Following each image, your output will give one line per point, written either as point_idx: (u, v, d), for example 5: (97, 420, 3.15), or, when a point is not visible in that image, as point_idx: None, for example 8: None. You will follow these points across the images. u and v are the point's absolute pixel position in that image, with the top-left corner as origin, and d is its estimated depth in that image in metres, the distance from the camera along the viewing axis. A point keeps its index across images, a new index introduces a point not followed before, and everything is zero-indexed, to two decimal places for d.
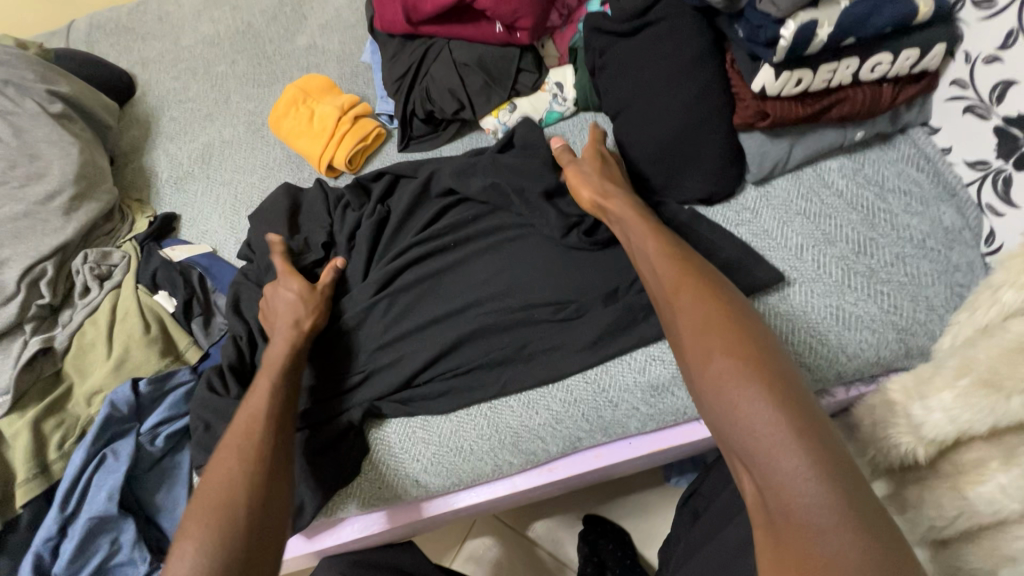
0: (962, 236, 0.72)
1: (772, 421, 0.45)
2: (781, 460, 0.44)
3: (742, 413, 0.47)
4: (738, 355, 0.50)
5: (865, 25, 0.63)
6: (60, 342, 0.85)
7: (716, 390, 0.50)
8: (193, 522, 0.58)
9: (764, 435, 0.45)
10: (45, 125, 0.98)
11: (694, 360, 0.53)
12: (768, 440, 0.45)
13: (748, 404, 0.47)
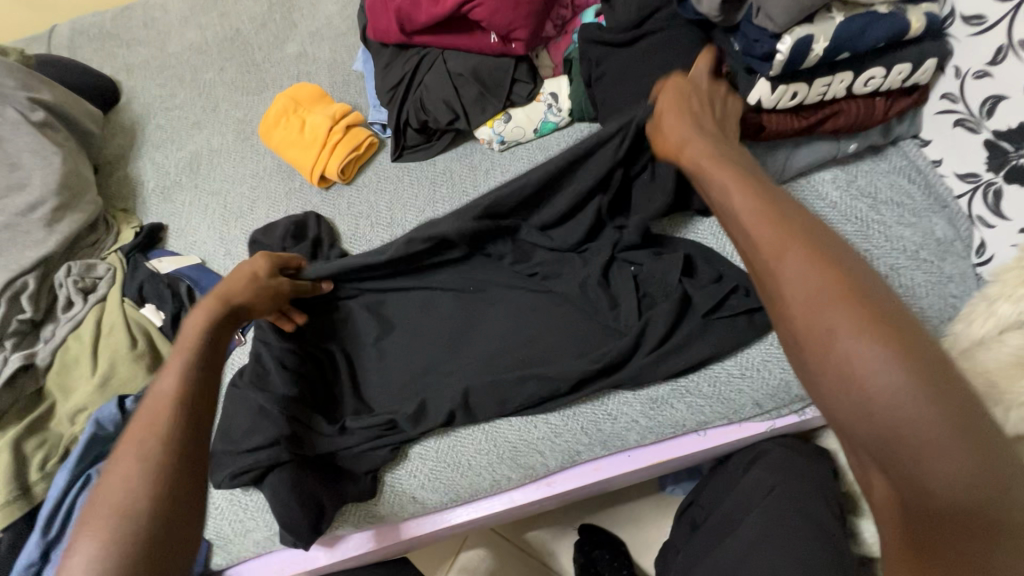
0: (954, 247, 0.73)
1: (952, 461, 0.33)
2: (954, 498, 0.33)
3: (854, 371, 0.37)
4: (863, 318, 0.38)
5: (860, 41, 0.64)
6: (42, 359, 0.82)
7: (849, 393, 0.37)
8: (92, 513, 0.46)
9: (935, 479, 0.34)
10: (26, 133, 0.95)
11: (834, 346, 0.38)
12: (949, 492, 0.33)
13: (895, 414, 0.35)
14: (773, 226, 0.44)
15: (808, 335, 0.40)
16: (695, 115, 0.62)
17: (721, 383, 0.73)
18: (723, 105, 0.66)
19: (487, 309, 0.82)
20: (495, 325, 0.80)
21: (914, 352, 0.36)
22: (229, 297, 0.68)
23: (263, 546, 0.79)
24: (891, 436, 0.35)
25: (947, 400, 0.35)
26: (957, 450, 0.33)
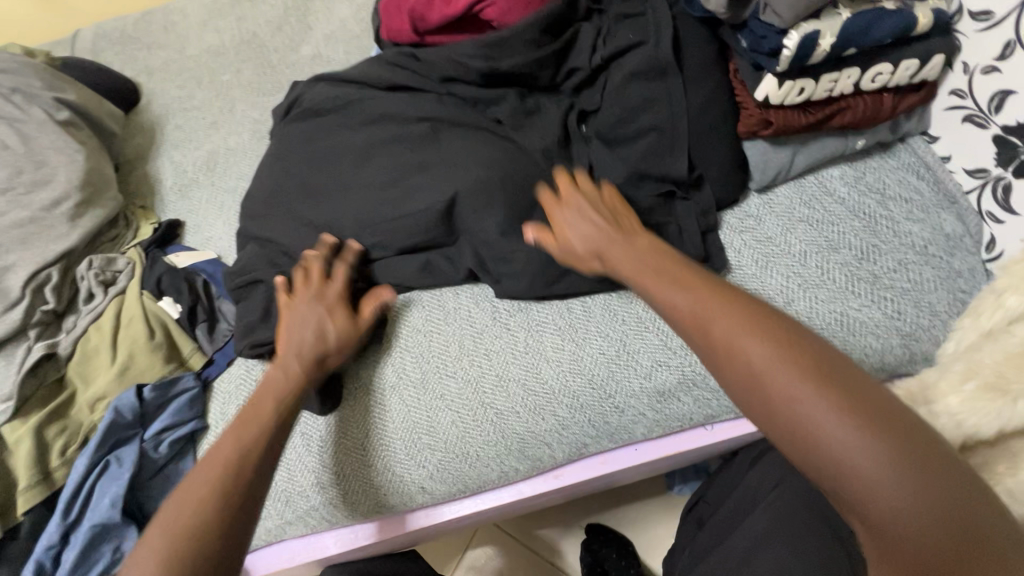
0: (963, 243, 0.73)
1: (848, 436, 0.40)
2: (867, 471, 0.39)
3: (806, 421, 0.42)
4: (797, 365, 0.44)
5: (867, 37, 0.64)
6: (63, 348, 0.84)
7: (774, 396, 0.44)
8: (158, 522, 0.51)
9: (844, 459, 0.40)
10: (51, 132, 0.98)
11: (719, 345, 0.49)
12: (862, 468, 0.40)
13: (800, 407, 0.43)
14: (662, 263, 0.61)
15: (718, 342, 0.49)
16: (593, 213, 0.68)
17: None
18: (614, 207, 0.70)
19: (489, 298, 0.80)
20: (500, 318, 0.80)
21: (843, 392, 0.43)
22: (327, 366, 0.72)
23: (274, 534, 0.81)
24: (801, 425, 0.43)
25: (839, 390, 0.42)
26: (850, 428, 0.41)
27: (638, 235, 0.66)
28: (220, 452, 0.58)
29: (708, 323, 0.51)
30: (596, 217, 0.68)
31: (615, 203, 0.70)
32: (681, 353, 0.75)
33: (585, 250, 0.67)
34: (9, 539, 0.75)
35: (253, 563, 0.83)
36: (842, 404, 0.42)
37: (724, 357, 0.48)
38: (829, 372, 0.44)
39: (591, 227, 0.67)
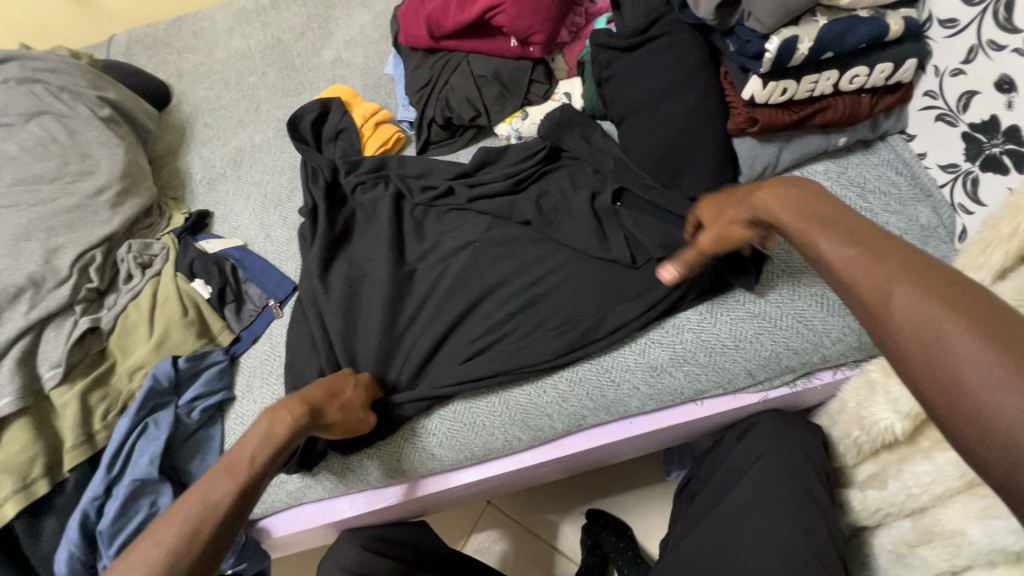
0: (937, 233, 0.79)
1: (968, 340, 0.36)
2: (983, 376, 0.35)
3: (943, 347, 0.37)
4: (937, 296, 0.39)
5: (842, 42, 0.71)
6: (106, 323, 0.92)
7: (884, 303, 0.41)
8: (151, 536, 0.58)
9: (963, 364, 0.36)
10: (95, 127, 1.07)
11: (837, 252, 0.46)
12: (980, 374, 0.35)
13: (917, 316, 0.39)
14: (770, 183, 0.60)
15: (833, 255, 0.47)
16: (723, 215, 0.67)
17: (717, 354, 0.79)
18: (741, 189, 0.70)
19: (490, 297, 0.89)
20: (505, 297, 0.87)
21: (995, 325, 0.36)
22: (319, 412, 0.73)
23: (295, 497, 0.87)
24: (908, 330, 0.40)
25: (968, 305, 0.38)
26: (976, 339, 0.36)
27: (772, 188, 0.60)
28: (204, 489, 0.63)
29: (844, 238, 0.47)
30: (727, 194, 0.69)
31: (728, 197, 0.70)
32: (672, 332, 0.81)
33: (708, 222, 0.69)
34: (55, 494, 0.82)
35: (274, 525, 0.89)
36: (965, 315, 0.37)
37: (845, 266, 0.46)
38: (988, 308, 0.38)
39: (722, 202, 0.68)
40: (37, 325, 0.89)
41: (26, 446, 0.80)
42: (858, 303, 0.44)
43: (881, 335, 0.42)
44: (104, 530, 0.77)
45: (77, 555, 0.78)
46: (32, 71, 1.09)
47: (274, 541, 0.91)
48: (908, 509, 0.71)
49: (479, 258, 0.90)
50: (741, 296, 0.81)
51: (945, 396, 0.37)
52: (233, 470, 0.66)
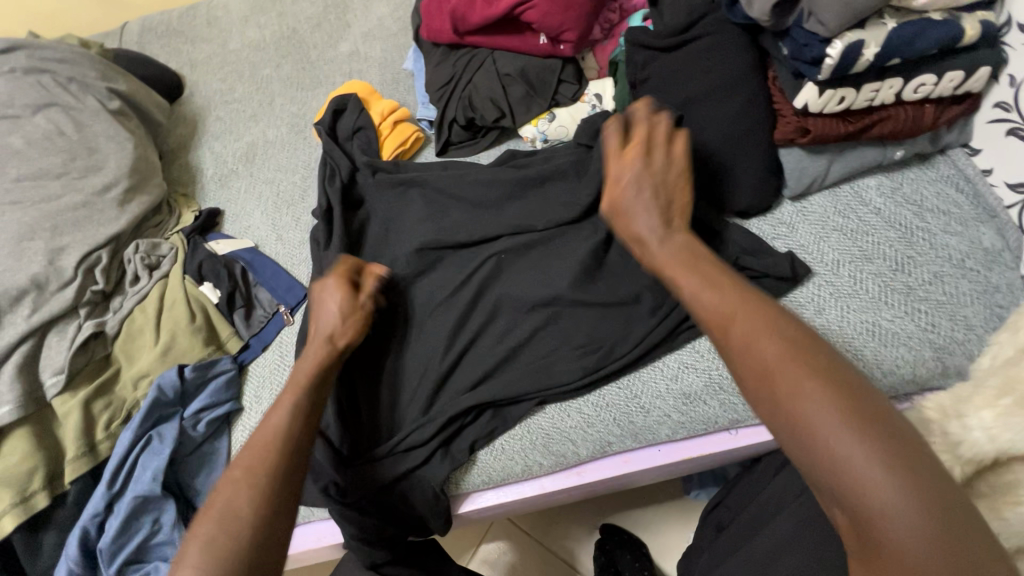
0: (1003, 258, 0.72)
1: (901, 493, 0.40)
2: (911, 531, 0.39)
3: (817, 430, 0.43)
4: (819, 380, 0.44)
5: (911, 47, 0.64)
6: (111, 327, 0.88)
7: (813, 442, 0.43)
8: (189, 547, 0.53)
9: (877, 495, 0.40)
10: (104, 120, 1.03)
11: (744, 363, 0.48)
12: (901, 520, 0.39)
13: (853, 465, 0.41)
14: (692, 260, 0.56)
15: (766, 384, 0.46)
16: (652, 181, 0.63)
17: None
18: (681, 139, 0.66)
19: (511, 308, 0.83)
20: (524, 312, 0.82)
21: (862, 415, 0.43)
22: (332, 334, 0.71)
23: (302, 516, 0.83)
24: (852, 483, 0.41)
25: (891, 448, 0.41)
26: (887, 476, 0.40)
27: (679, 237, 0.60)
28: (228, 488, 0.56)
29: (770, 369, 0.46)
30: (652, 179, 0.63)
31: (678, 192, 0.63)
32: (709, 357, 0.77)
33: (633, 221, 0.62)
34: (55, 507, 0.79)
35: None
36: (886, 455, 0.41)
37: (766, 389, 0.46)
38: (855, 393, 0.44)
39: (649, 195, 0.62)
40: (40, 329, 0.85)
41: (25, 457, 0.77)
42: (772, 422, 0.46)
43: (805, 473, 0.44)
44: (105, 547, 0.74)
45: (77, 572, 0.75)
46: (40, 61, 1.05)
47: None
48: None
49: (503, 270, 0.85)
50: None
51: (826, 474, 0.42)
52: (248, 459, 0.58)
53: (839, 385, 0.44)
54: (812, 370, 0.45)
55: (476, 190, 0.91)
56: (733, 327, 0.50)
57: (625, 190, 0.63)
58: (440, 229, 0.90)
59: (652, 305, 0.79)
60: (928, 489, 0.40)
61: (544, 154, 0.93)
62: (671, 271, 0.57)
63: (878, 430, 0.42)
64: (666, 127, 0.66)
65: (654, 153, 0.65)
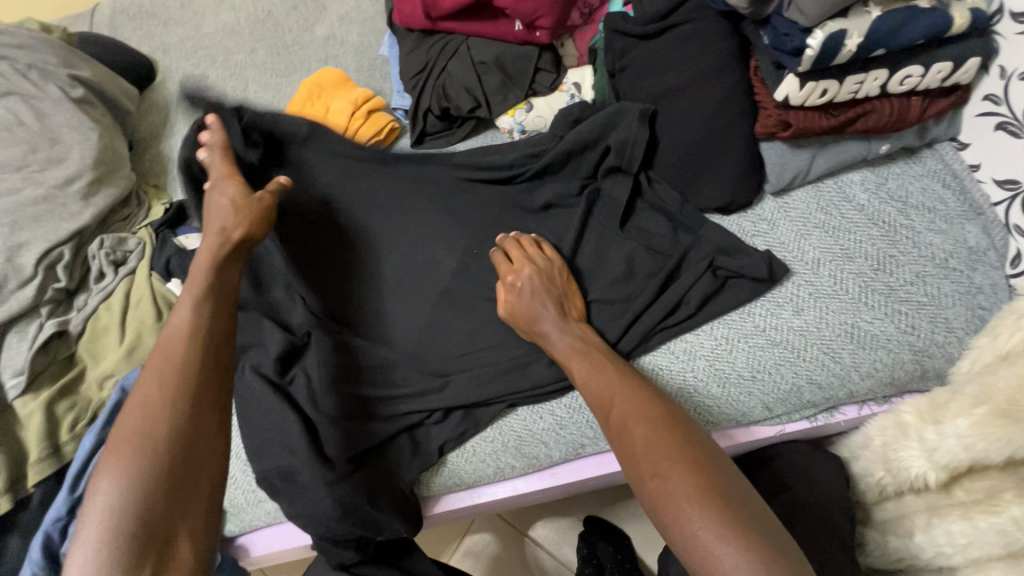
0: (987, 257, 0.70)
1: (738, 558, 0.47)
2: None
3: (677, 510, 0.50)
4: (680, 465, 0.53)
5: (895, 38, 0.61)
6: (74, 327, 0.86)
7: (672, 515, 0.51)
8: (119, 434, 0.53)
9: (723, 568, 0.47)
10: (66, 109, 0.99)
11: (621, 444, 0.58)
12: None
13: (702, 535, 0.49)
14: (584, 349, 0.68)
15: (638, 465, 0.55)
16: (546, 280, 0.73)
17: (731, 385, 0.71)
18: (558, 264, 0.76)
19: (486, 307, 0.81)
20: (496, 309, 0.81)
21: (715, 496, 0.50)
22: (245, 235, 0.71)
23: (272, 517, 0.82)
24: (701, 550, 0.48)
25: (733, 518, 0.49)
26: (731, 551, 0.47)
27: (576, 328, 0.71)
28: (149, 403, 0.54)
29: (638, 449, 0.55)
30: (549, 286, 0.73)
31: (569, 286, 0.75)
32: (684, 358, 0.73)
33: (529, 306, 0.72)
34: (19, 510, 0.78)
35: (254, 543, 0.85)
36: (729, 525, 0.48)
37: (635, 470, 0.55)
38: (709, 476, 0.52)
39: (539, 292, 0.72)
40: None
41: None
42: (643, 501, 0.54)
43: (673, 548, 0.51)
44: None
45: None
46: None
47: (254, 558, 0.87)
48: (936, 564, 0.64)
49: (477, 269, 0.83)
50: (761, 321, 0.73)
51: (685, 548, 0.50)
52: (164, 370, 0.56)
53: (693, 464, 0.53)
54: (675, 458, 0.53)
55: (448, 190, 0.89)
56: (613, 418, 0.59)
57: (536, 326, 0.71)
58: (408, 230, 0.87)
59: (624, 305, 0.76)
60: (767, 554, 0.47)
61: (519, 147, 0.90)
62: (569, 360, 0.68)
63: (731, 510, 0.49)
64: (555, 261, 0.76)
65: (538, 257, 0.76)
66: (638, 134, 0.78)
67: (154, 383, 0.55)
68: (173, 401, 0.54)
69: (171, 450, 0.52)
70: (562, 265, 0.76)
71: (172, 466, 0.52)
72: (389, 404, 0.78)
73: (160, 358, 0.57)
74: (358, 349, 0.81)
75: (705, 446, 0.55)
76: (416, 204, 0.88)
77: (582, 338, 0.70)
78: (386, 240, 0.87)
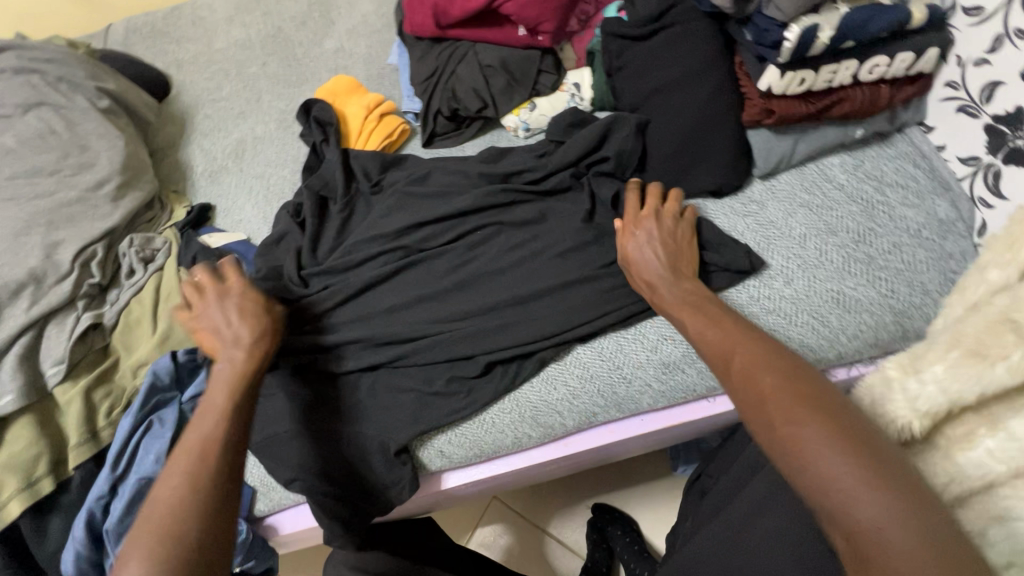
0: (956, 227, 0.77)
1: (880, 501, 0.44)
2: (892, 536, 0.43)
3: (815, 456, 0.48)
4: (818, 412, 0.50)
5: (863, 30, 0.69)
6: (108, 319, 0.91)
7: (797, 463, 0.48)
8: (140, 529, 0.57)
9: (859, 511, 0.44)
10: (94, 119, 1.05)
11: (743, 397, 0.56)
12: (888, 536, 0.43)
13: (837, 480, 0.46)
14: (698, 304, 0.68)
15: (768, 415, 0.53)
16: (658, 240, 0.76)
17: None
18: (684, 224, 0.78)
19: (499, 288, 0.86)
20: (501, 295, 0.84)
21: (853, 442, 0.48)
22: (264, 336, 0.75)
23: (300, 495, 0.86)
24: (835, 498, 0.46)
25: (873, 461, 0.46)
26: (875, 494, 0.44)
27: (686, 283, 0.72)
28: (169, 496, 0.59)
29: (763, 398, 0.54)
30: (660, 247, 0.75)
31: (686, 245, 0.76)
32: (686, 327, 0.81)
33: (642, 267, 0.75)
34: (60, 492, 0.82)
35: (282, 522, 0.88)
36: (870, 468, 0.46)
37: (764, 418, 0.53)
38: (845, 422, 0.50)
39: (653, 255, 0.74)
40: (39, 322, 0.88)
41: (29, 444, 0.80)
42: (771, 449, 0.51)
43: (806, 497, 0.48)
44: (111, 529, 0.76)
45: (84, 554, 0.77)
46: (30, 61, 1.07)
47: (281, 538, 0.90)
48: None
49: (489, 258, 0.87)
50: (755, 291, 0.79)
51: (819, 495, 0.47)
52: (182, 465, 0.61)
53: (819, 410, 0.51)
54: (803, 404, 0.51)
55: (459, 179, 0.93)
56: (734, 370, 0.58)
57: (646, 278, 0.74)
58: (412, 220, 0.91)
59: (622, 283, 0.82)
60: (913, 496, 0.44)
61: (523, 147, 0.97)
62: (682, 316, 0.68)
63: (871, 453, 0.47)
64: (680, 224, 0.78)
65: (667, 213, 0.79)
66: (633, 146, 0.86)
67: (200, 478, 0.60)
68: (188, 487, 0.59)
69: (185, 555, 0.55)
70: (686, 229, 0.78)
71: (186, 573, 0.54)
72: (403, 381, 0.83)
73: (182, 455, 0.63)
74: (356, 331, 0.85)
75: (829, 391, 0.53)
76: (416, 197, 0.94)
77: (692, 293, 0.71)
78: (388, 232, 0.91)
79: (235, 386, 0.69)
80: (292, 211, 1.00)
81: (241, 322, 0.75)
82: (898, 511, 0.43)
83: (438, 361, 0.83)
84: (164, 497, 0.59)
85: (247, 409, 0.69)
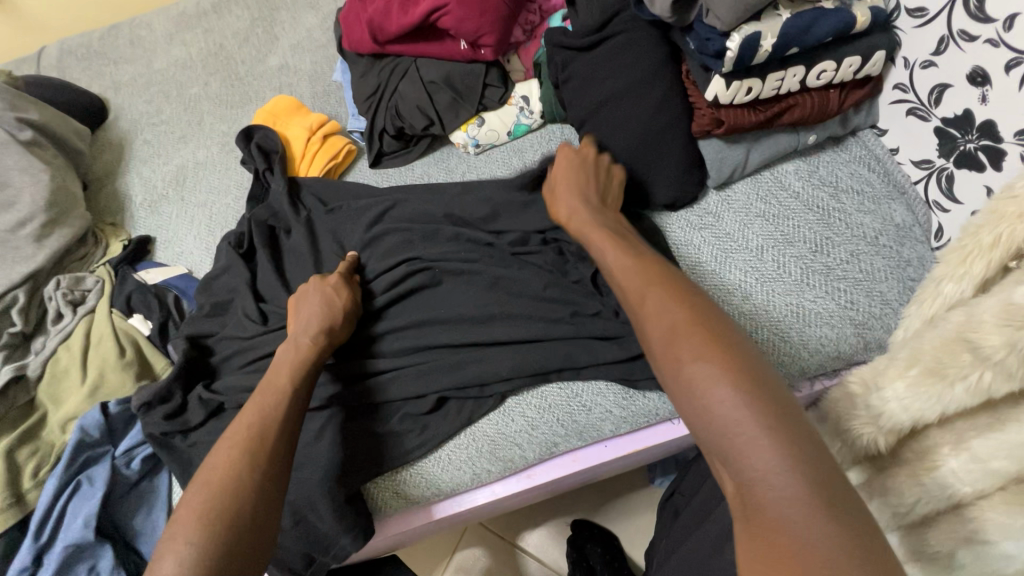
0: (913, 232, 0.75)
1: (771, 455, 0.40)
2: (763, 466, 0.39)
3: (695, 376, 0.45)
4: (702, 335, 0.47)
5: (807, 35, 0.66)
6: (32, 371, 0.85)
7: (694, 400, 0.44)
8: (185, 512, 0.55)
9: (729, 423, 0.42)
10: (13, 152, 0.98)
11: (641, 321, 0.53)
12: (767, 474, 0.39)
13: (734, 422, 0.42)
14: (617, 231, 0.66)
15: (658, 342, 0.50)
16: (595, 205, 0.71)
17: None
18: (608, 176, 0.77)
19: (453, 316, 0.81)
20: (450, 331, 0.80)
21: (736, 366, 0.45)
22: (330, 329, 0.75)
23: None
24: (719, 434, 0.42)
25: (754, 387, 0.43)
26: (748, 414, 0.42)
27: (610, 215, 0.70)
28: (225, 472, 0.58)
29: (673, 332, 0.49)
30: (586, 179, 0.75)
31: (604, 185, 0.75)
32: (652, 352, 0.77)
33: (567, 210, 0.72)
34: None
35: None
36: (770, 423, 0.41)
37: (652, 345, 0.51)
38: (726, 346, 0.46)
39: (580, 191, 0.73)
40: None
41: None
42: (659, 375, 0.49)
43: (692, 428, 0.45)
44: None
45: None
46: None
47: None
48: None
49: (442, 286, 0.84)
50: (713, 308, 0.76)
51: (695, 414, 0.44)
52: (241, 438, 0.61)
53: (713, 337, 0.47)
54: (695, 328, 0.48)
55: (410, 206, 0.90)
56: (633, 298, 0.55)
57: (567, 209, 0.72)
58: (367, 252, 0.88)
59: (570, 311, 0.79)
60: (783, 424, 0.41)
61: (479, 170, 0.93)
62: (603, 246, 0.64)
63: (754, 380, 0.44)
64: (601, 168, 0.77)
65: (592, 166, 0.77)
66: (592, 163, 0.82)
67: (258, 458, 0.60)
68: (249, 463, 0.59)
69: (244, 531, 0.54)
70: (604, 168, 0.77)
71: (244, 548, 0.54)
72: (353, 422, 0.78)
73: (235, 437, 0.62)
74: None
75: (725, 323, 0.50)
76: (362, 228, 0.90)
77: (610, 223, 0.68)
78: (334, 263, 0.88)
79: (297, 367, 0.70)
80: (234, 243, 0.94)
81: (313, 314, 0.76)
82: (769, 438, 0.40)
83: (393, 399, 0.79)
84: (217, 477, 0.58)
85: (302, 394, 0.69)
